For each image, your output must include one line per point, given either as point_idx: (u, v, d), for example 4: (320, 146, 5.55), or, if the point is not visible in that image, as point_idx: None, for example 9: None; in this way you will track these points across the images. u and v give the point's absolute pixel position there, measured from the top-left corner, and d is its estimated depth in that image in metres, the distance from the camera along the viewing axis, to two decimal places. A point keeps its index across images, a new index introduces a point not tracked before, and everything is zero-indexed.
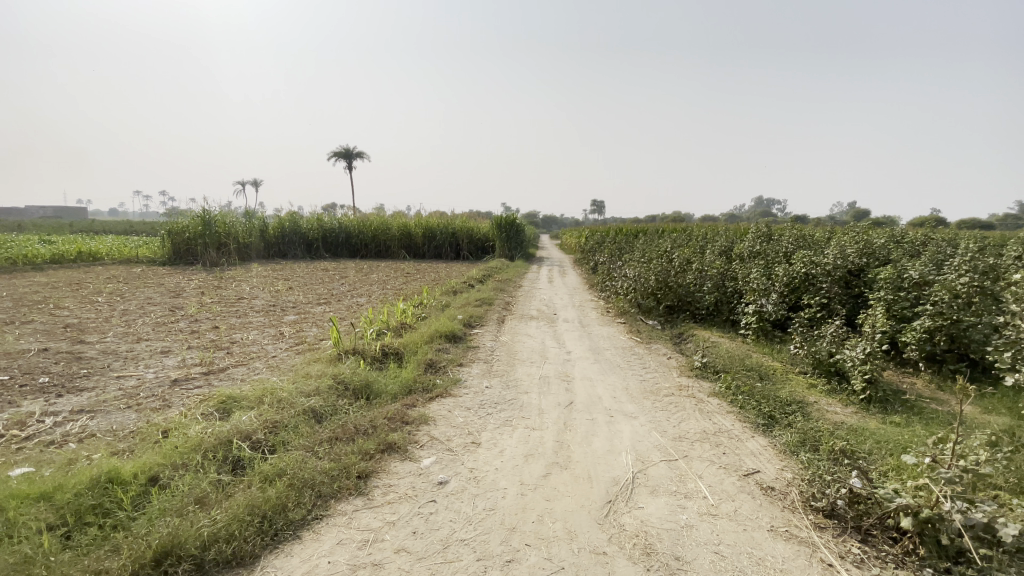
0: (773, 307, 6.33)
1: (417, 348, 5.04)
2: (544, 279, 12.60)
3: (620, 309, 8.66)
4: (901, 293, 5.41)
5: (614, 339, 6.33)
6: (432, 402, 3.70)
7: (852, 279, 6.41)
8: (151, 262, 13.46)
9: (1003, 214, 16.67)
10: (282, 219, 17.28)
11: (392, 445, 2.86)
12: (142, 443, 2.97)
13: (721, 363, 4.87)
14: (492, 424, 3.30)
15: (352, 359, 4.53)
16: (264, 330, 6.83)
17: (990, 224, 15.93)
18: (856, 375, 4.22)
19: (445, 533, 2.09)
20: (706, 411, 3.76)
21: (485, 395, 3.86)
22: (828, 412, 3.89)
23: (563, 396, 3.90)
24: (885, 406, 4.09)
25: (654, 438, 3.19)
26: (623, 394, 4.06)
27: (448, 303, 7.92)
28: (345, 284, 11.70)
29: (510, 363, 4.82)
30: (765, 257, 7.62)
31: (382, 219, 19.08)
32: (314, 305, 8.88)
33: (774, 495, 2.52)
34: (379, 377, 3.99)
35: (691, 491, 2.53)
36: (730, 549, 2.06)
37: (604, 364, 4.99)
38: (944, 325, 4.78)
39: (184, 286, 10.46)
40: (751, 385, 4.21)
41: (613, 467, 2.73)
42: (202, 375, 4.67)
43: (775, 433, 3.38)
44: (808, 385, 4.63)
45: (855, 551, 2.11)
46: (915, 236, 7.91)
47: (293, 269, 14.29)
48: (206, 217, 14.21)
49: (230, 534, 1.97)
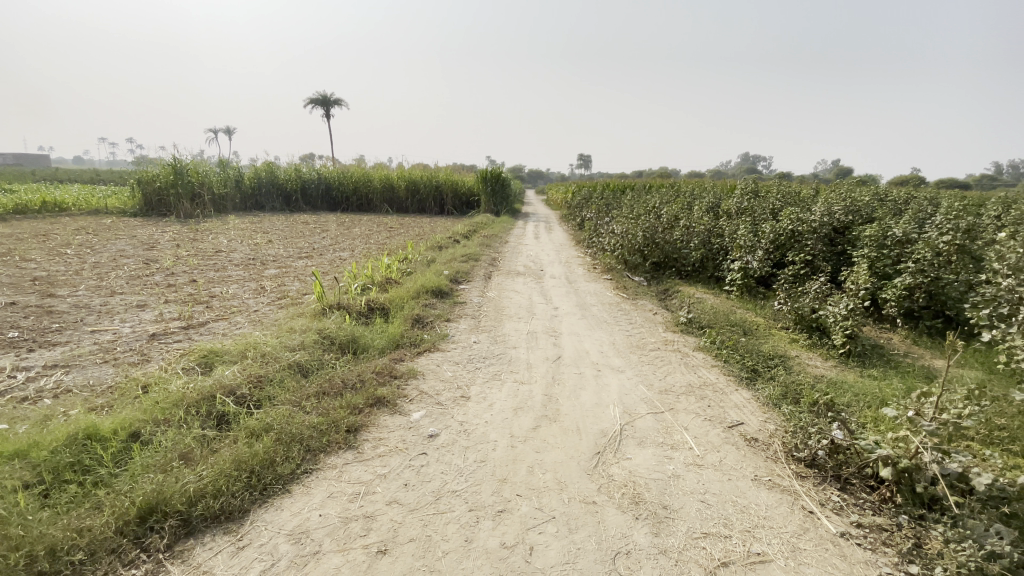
0: (757, 264, 6.40)
1: (403, 302, 4.98)
2: (530, 235, 12.53)
3: (607, 266, 8.65)
4: (884, 251, 5.48)
5: (601, 295, 6.32)
6: (420, 356, 3.67)
7: (836, 237, 6.47)
8: (122, 213, 12.90)
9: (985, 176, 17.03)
10: (258, 170, 16.60)
11: (381, 399, 2.83)
12: (121, 399, 2.91)
13: (707, 319, 4.93)
14: (481, 378, 3.29)
15: (337, 314, 4.46)
16: (244, 284, 6.66)
17: (970, 184, 16.12)
18: (837, 331, 4.31)
19: (436, 485, 2.09)
20: (691, 365, 3.82)
21: (473, 350, 3.85)
22: (808, 366, 3.99)
23: (551, 351, 3.90)
24: (863, 360, 4.20)
25: (641, 391, 3.23)
26: (610, 348, 4.09)
27: (434, 258, 7.80)
28: (326, 238, 11.39)
29: (498, 318, 4.79)
30: (752, 214, 7.62)
31: (363, 171, 18.48)
32: (295, 259, 8.66)
33: (757, 445, 2.59)
34: (365, 332, 3.94)
35: (677, 442, 2.58)
36: (715, 497, 2.11)
37: (591, 320, 5.01)
38: (924, 283, 4.84)
39: (157, 238, 10.11)
40: (734, 340, 4.29)
41: (601, 420, 2.76)
42: (182, 330, 4.56)
43: (757, 385, 3.47)
44: (790, 340, 4.72)
45: (834, 498, 2.18)
46: (898, 195, 7.99)
47: (271, 221, 13.88)
48: (177, 165, 13.53)
49: (217, 489, 1.94)
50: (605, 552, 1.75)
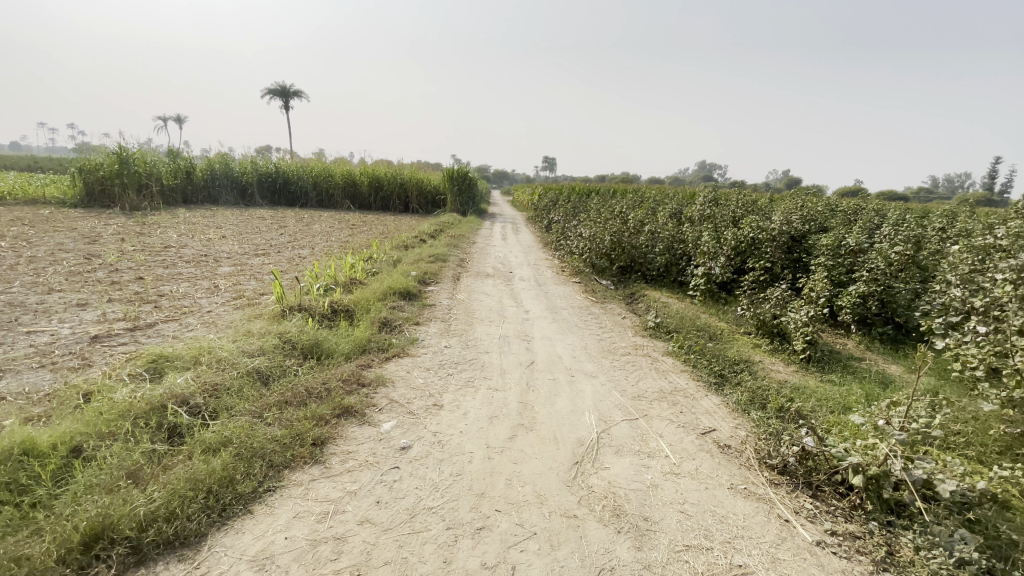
0: (720, 270, 6.55)
1: (369, 305, 4.81)
2: (497, 236, 12.45)
3: (574, 268, 8.67)
4: (838, 259, 5.74)
5: (570, 299, 6.31)
6: (388, 361, 3.53)
7: (794, 245, 6.74)
8: (59, 203, 11.99)
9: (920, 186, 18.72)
10: (212, 161, 15.79)
11: (349, 408, 2.69)
12: (60, 408, 2.66)
13: (674, 323, 5.00)
14: (453, 385, 3.19)
15: (299, 316, 4.27)
16: (196, 283, 6.28)
17: (909, 197, 17.22)
18: (798, 336, 4.45)
19: (411, 502, 1.99)
20: (661, 369, 3.83)
21: (444, 355, 3.75)
22: (772, 371, 4.10)
23: (523, 356, 3.84)
24: (822, 364, 4.35)
25: (614, 397, 3.21)
26: (582, 353, 4.07)
27: (400, 258, 7.60)
28: (284, 234, 10.94)
29: (468, 321, 4.70)
30: (714, 221, 7.84)
31: (325, 166, 17.93)
32: (252, 256, 8.26)
33: (730, 452, 2.61)
34: (329, 337, 3.80)
35: (653, 450, 2.57)
36: (694, 508, 2.11)
37: (562, 323, 4.99)
38: (876, 291, 5.09)
39: (100, 231, 9.44)
40: (702, 345, 4.36)
41: (577, 428, 2.72)
42: (128, 332, 4.25)
43: (726, 391, 3.52)
44: (753, 345, 4.83)
45: (807, 506, 2.22)
46: (848, 206, 8.42)
47: (226, 216, 13.24)
48: (123, 153, 12.71)
49: (171, 512, 1.77)
50: (589, 568, 1.70)
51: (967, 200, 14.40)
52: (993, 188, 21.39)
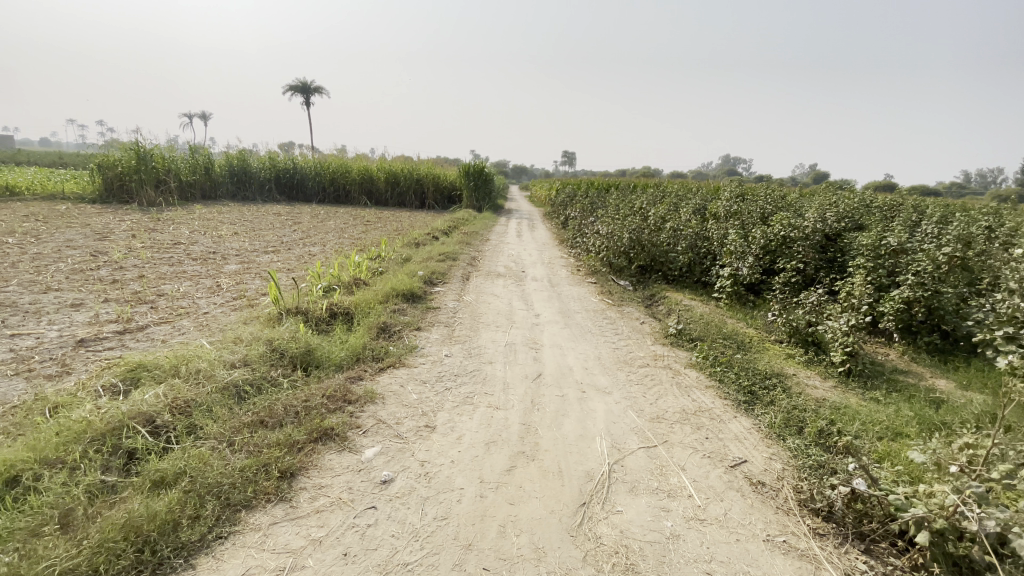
0: (747, 271, 6.09)
1: (369, 307, 4.54)
2: (512, 233, 12.13)
3: (590, 267, 8.29)
4: (879, 261, 5.26)
5: (585, 301, 5.94)
6: (382, 373, 3.23)
7: (828, 245, 6.27)
8: (79, 199, 12.07)
9: (952, 183, 17.88)
10: (230, 157, 15.80)
11: (329, 431, 2.41)
12: (19, 425, 2.44)
13: (698, 331, 4.60)
14: (450, 402, 2.88)
15: (293, 321, 4.02)
16: (198, 282, 6.10)
17: (942, 192, 16.41)
18: (837, 347, 4.05)
19: (384, 556, 1.68)
20: (684, 385, 3.45)
21: (443, 365, 3.43)
22: (807, 387, 3.69)
23: (530, 368, 3.51)
24: (865, 379, 3.91)
25: (630, 419, 2.86)
26: (595, 365, 3.71)
27: (408, 256, 7.34)
28: (296, 231, 10.79)
29: (473, 327, 4.39)
30: (741, 218, 7.39)
31: (341, 161, 17.81)
32: (260, 254, 8.08)
33: (765, 492, 2.25)
34: (321, 344, 3.53)
35: (674, 488, 2.22)
36: (723, 568, 1.76)
37: (574, 329, 4.65)
38: (923, 297, 4.60)
39: (113, 227, 9.40)
40: (729, 357, 3.97)
41: (585, 458, 2.38)
42: (117, 336, 4.06)
43: (757, 411, 3.13)
44: (785, 354, 4.40)
45: (860, 567, 1.86)
46: (885, 203, 7.87)
47: (241, 211, 13.19)
48: (141, 150, 12.73)
49: (94, 570, 1.50)
50: None
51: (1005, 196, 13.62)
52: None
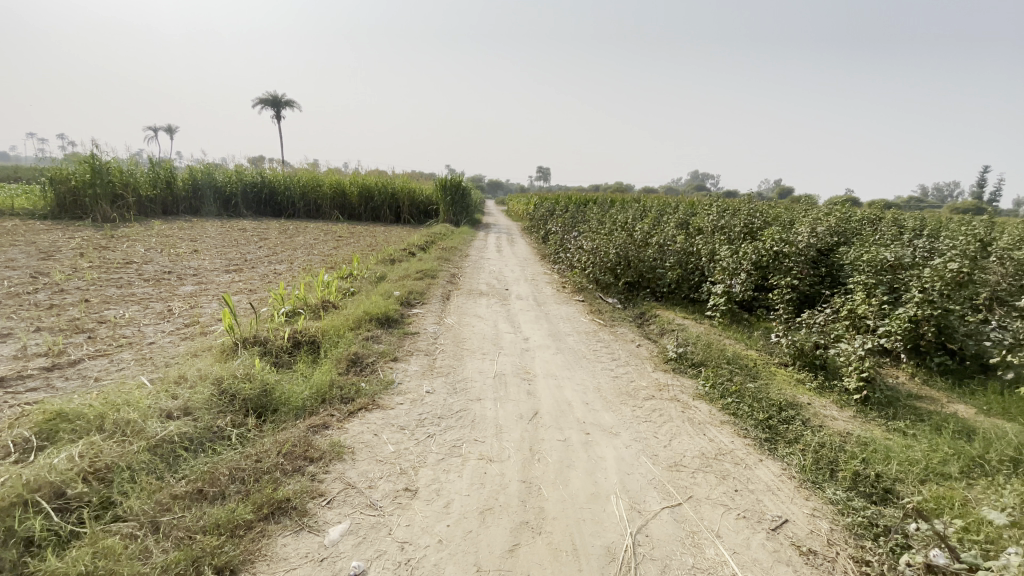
0: (741, 288, 5.81)
1: (340, 335, 4.05)
2: (492, 248, 11.75)
3: (575, 283, 7.95)
4: (879, 277, 5.05)
5: (574, 321, 5.57)
6: (352, 418, 2.76)
7: (820, 260, 6.07)
8: (26, 215, 11.17)
9: (911, 200, 18.53)
10: (194, 170, 15.02)
11: (284, 505, 1.93)
12: None
13: (700, 354, 4.27)
14: (434, 454, 2.43)
15: (251, 353, 3.50)
16: (149, 306, 5.48)
17: (906, 206, 16.90)
18: (852, 373, 3.74)
19: None
20: (697, 421, 3.07)
21: (424, 405, 2.98)
22: (827, 418, 3.37)
23: (524, 405, 3.09)
24: (884, 408, 3.61)
25: (645, 469, 2.46)
26: (595, 398, 3.31)
27: (383, 275, 6.84)
28: (262, 248, 10.13)
29: (457, 355, 3.94)
30: (728, 233, 7.16)
31: (313, 175, 17.19)
32: (221, 273, 7.45)
33: (820, 565, 1.87)
34: (281, 384, 3.03)
35: (714, 564, 1.82)
36: None
37: (567, 355, 4.25)
38: (932, 316, 4.37)
39: (59, 245, 8.62)
40: (739, 385, 3.62)
41: (602, 527, 1.96)
42: (41, 373, 3.47)
43: (782, 452, 2.78)
44: (794, 379, 4.08)
45: None
46: (868, 218, 7.82)
47: (205, 227, 12.46)
48: (96, 162, 11.92)
49: None
50: None
51: (959, 209, 14.14)
52: (981, 198, 21.16)
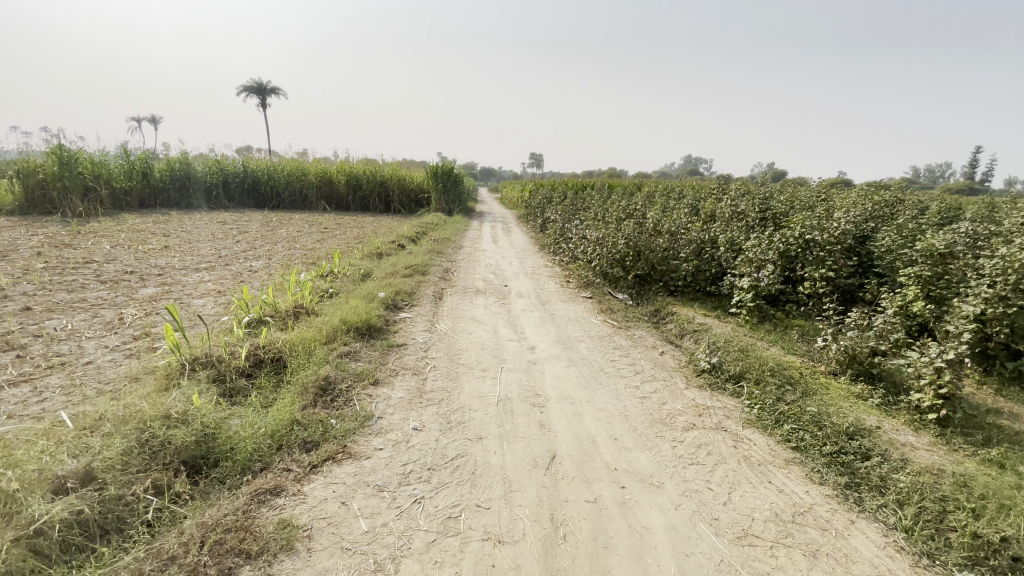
0: (769, 280, 5.13)
1: (311, 350, 3.38)
2: (488, 238, 11.05)
3: (579, 277, 7.28)
4: (931, 268, 4.40)
5: (585, 323, 4.93)
6: (313, 476, 2.11)
7: (854, 249, 5.41)
8: None
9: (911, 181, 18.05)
10: (171, 160, 14.13)
11: None
12: None
13: (737, 363, 3.62)
14: (424, 532, 1.79)
15: (196, 380, 2.83)
16: (98, 314, 4.76)
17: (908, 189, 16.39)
18: (926, 389, 3.09)
19: None
20: (754, 461, 2.44)
21: (410, 451, 2.32)
22: (907, 450, 2.74)
23: (537, 445, 2.44)
24: (967, 432, 2.98)
25: (708, 545, 1.83)
26: (623, 430, 2.67)
27: (368, 272, 6.13)
28: (240, 242, 9.35)
29: (452, 374, 3.28)
30: (747, 220, 6.48)
31: (298, 163, 16.32)
32: (190, 273, 6.72)
33: None
34: (226, 426, 2.36)
35: None
36: None
37: (582, 368, 3.61)
38: (1003, 314, 3.73)
39: (16, 245, 7.82)
40: (795, 406, 2.98)
41: None
42: None
43: (874, 505, 2.16)
44: (851, 394, 3.44)
45: None
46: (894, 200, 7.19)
47: (181, 221, 11.64)
48: (63, 153, 11.02)
49: None
50: None
51: (953, 190, 13.76)
52: (978, 177, 20.83)
